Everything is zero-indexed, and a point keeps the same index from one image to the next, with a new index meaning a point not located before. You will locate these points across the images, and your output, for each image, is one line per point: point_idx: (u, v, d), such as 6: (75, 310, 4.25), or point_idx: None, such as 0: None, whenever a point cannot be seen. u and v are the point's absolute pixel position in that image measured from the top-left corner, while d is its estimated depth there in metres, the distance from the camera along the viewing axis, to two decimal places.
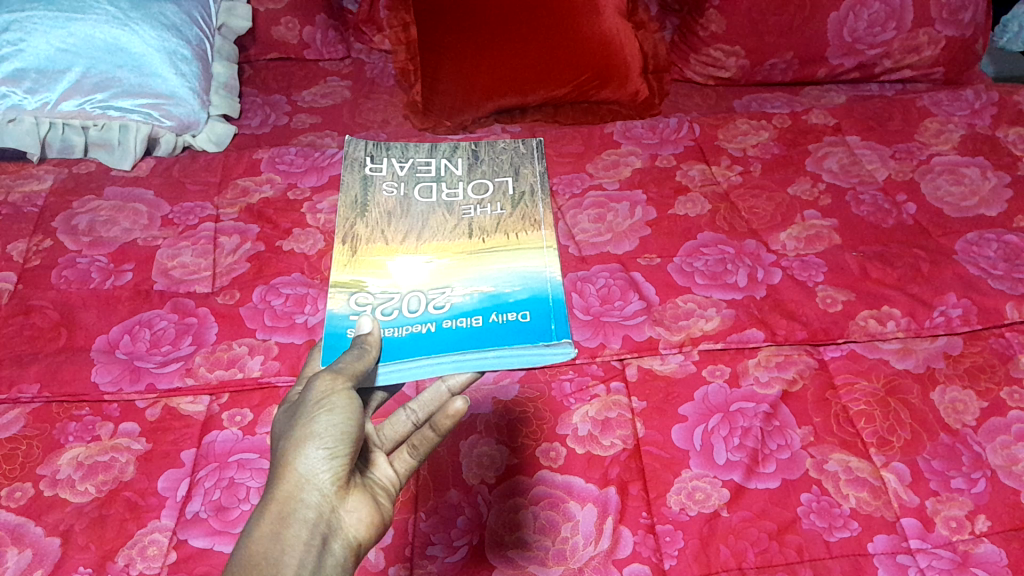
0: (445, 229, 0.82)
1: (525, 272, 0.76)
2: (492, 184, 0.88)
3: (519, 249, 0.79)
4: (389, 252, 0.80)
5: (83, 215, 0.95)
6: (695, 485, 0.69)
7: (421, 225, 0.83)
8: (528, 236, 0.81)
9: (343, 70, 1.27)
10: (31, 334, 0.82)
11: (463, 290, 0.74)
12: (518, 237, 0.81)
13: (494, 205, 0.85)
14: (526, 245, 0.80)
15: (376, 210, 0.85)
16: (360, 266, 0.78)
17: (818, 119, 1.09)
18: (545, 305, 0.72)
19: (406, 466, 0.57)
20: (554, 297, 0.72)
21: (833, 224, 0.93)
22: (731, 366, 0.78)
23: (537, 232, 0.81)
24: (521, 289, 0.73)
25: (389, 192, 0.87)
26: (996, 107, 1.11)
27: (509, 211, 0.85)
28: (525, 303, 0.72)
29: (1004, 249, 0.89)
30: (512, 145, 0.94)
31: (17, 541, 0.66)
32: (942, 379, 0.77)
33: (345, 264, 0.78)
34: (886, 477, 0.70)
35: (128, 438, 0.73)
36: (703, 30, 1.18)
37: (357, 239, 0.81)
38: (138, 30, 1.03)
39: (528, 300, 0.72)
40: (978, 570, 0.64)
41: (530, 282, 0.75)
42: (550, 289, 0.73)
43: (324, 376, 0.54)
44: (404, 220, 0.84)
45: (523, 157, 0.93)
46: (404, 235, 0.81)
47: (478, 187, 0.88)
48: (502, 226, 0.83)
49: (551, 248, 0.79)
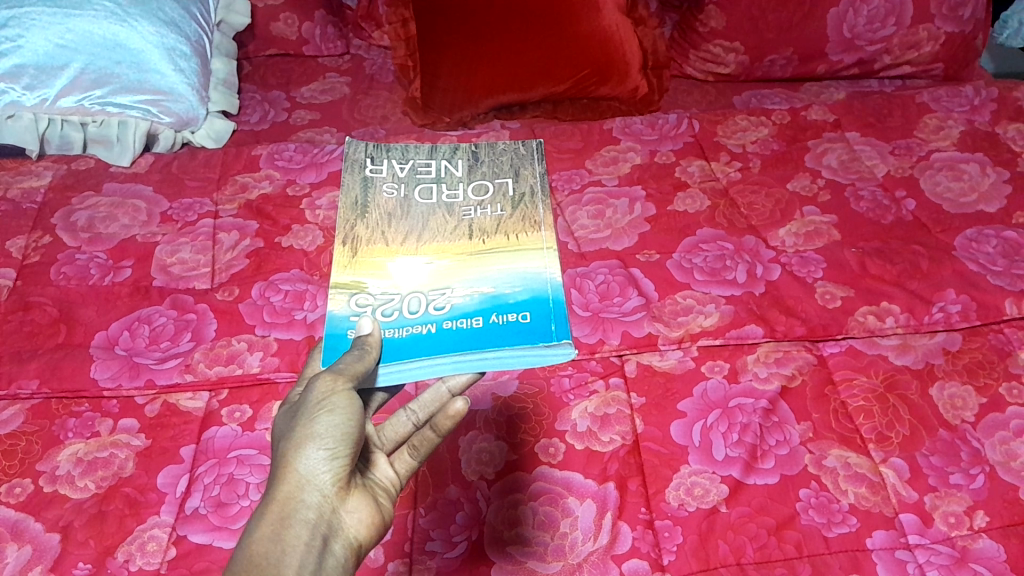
0: (446, 230, 0.82)
1: (525, 272, 0.75)
2: (492, 185, 0.88)
3: (519, 249, 0.79)
4: (389, 253, 0.79)
5: (82, 211, 0.95)
6: (694, 481, 0.69)
7: (421, 227, 0.83)
8: (528, 237, 0.81)
9: (342, 66, 1.27)
10: (31, 330, 0.82)
11: (463, 291, 0.73)
12: (518, 238, 0.81)
13: (494, 206, 0.85)
14: (526, 246, 0.79)
15: (376, 211, 0.84)
16: (360, 267, 0.78)
17: (819, 115, 1.09)
18: (546, 307, 0.70)
19: (406, 466, 0.58)
20: (554, 298, 0.71)
21: (832, 220, 0.93)
22: (730, 362, 0.78)
23: (537, 232, 0.81)
24: (521, 290, 0.72)
25: (390, 193, 0.87)
26: (996, 103, 1.11)
27: (510, 212, 0.84)
28: (525, 304, 0.70)
29: (1004, 245, 0.90)
30: (512, 146, 0.94)
31: (17, 537, 0.66)
32: (941, 375, 0.77)
33: (345, 265, 0.78)
34: (885, 472, 0.70)
35: (128, 433, 0.73)
36: (703, 26, 1.18)
37: (358, 241, 0.81)
38: (137, 26, 1.02)
39: (528, 301, 0.71)
40: (977, 565, 0.64)
41: (531, 282, 0.74)
42: (550, 291, 0.72)
43: (324, 376, 0.54)
44: (404, 221, 0.83)
45: (524, 158, 0.93)
46: (404, 236, 0.81)
47: (478, 189, 0.88)
48: (502, 227, 0.82)
49: (551, 249, 0.78)
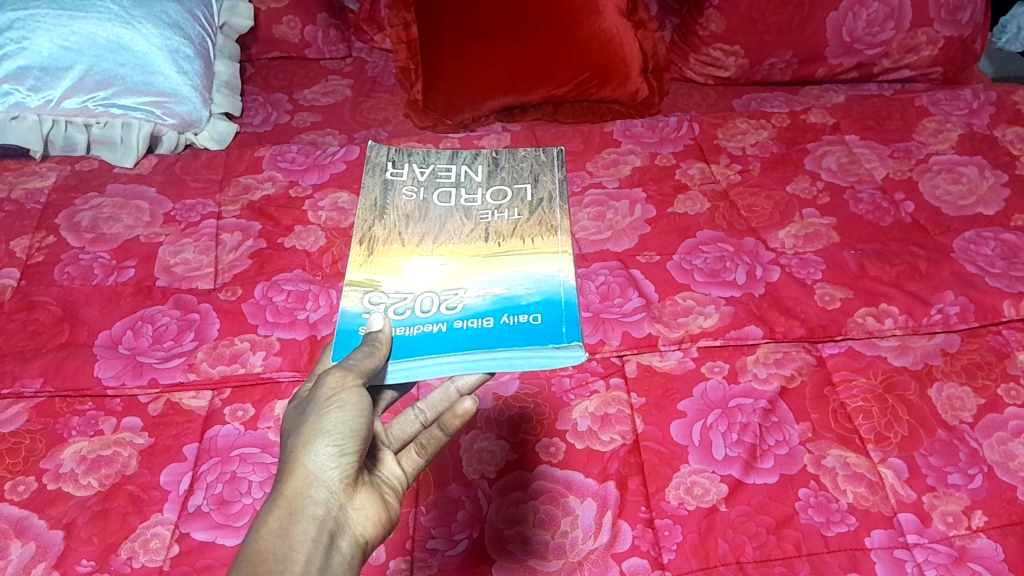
0: (462, 233, 0.81)
1: (539, 275, 0.74)
2: (511, 191, 0.88)
3: (536, 253, 0.77)
4: (405, 253, 0.79)
5: (86, 211, 0.96)
6: (694, 480, 0.70)
7: (438, 229, 0.82)
8: (543, 241, 0.79)
9: (345, 69, 1.27)
10: (34, 329, 0.82)
11: (477, 292, 0.72)
12: (533, 241, 0.79)
13: (511, 210, 0.84)
14: (542, 250, 0.78)
15: (395, 213, 0.85)
16: (375, 267, 0.78)
17: (817, 118, 1.09)
18: (557, 309, 0.68)
19: (413, 464, 0.58)
20: (567, 301, 0.70)
21: (831, 222, 0.93)
22: (730, 362, 0.79)
23: (553, 237, 0.80)
24: (533, 292, 0.71)
25: (409, 196, 0.87)
26: (994, 107, 1.11)
27: (527, 217, 0.83)
28: (537, 306, 0.69)
29: (1002, 247, 0.90)
30: (533, 153, 0.94)
31: (20, 534, 0.66)
32: (939, 376, 0.78)
33: (361, 264, 0.78)
34: (884, 472, 0.70)
35: (131, 432, 0.74)
36: (703, 29, 1.19)
37: (374, 241, 0.81)
38: (141, 29, 1.03)
39: (540, 303, 0.69)
40: (976, 564, 0.64)
41: (543, 285, 0.72)
42: (563, 294, 0.71)
43: (334, 373, 0.54)
44: (421, 223, 0.83)
45: (545, 165, 0.92)
46: (421, 238, 0.81)
47: (497, 194, 0.87)
48: (519, 230, 0.81)
49: (566, 254, 0.77)
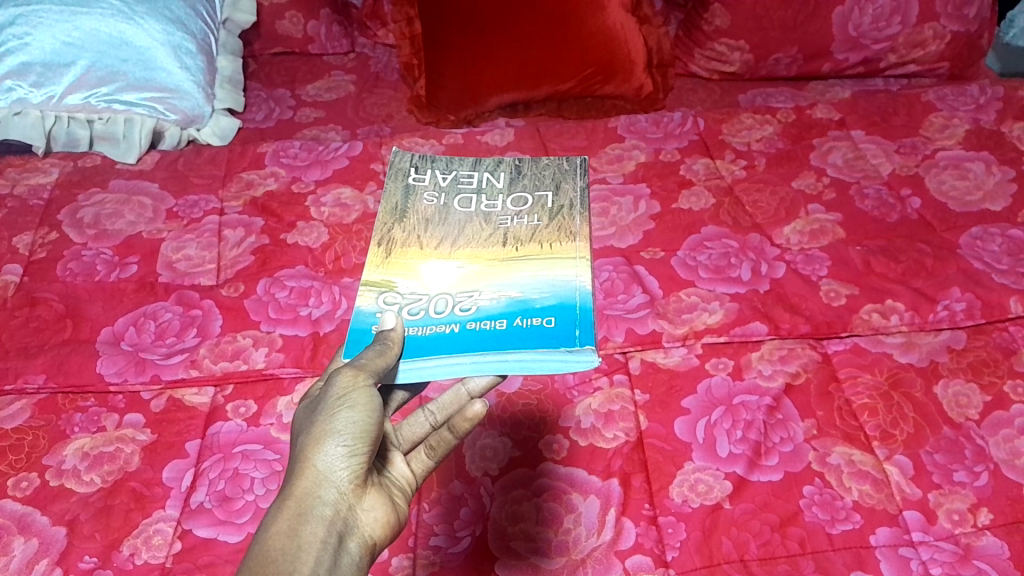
0: (480, 237, 0.81)
1: (556, 279, 0.73)
2: (531, 197, 0.87)
3: (553, 258, 0.77)
4: (423, 255, 0.79)
5: (89, 208, 0.96)
6: (697, 478, 0.69)
7: (456, 234, 0.81)
8: (561, 247, 0.79)
9: (348, 64, 1.27)
10: (37, 325, 0.82)
11: (491, 295, 0.72)
12: (551, 247, 0.79)
13: (531, 216, 0.84)
14: (559, 255, 0.77)
15: (414, 217, 0.85)
16: (391, 268, 0.78)
17: (823, 114, 1.09)
18: (571, 313, 0.68)
19: (423, 466, 0.57)
20: (582, 305, 0.69)
21: (837, 219, 0.93)
22: (734, 359, 0.78)
23: (571, 243, 0.79)
24: (549, 295, 0.70)
25: (429, 201, 0.87)
26: (1001, 102, 1.10)
27: (546, 222, 0.83)
28: (551, 309, 0.68)
29: (1008, 244, 0.89)
30: (556, 162, 0.93)
31: (23, 530, 0.66)
32: (945, 373, 0.77)
33: (378, 265, 0.78)
34: (889, 470, 0.70)
35: (133, 428, 0.74)
36: (708, 24, 1.17)
37: (392, 243, 0.81)
38: (143, 24, 1.03)
39: (555, 307, 0.69)
40: (980, 562, 0.64)
41: (559, 289, 0.71)
42: (578, 298, 0.70)
43: (345, 372, 0.54)
44: (440, 227, 0.83)
45: (567, 173, 0.91)
46: (439, 241, 0.80)
47: (517, 200, 0.86)
48: (537, 236, 0.80)
49: (584, 259, 0.76)
